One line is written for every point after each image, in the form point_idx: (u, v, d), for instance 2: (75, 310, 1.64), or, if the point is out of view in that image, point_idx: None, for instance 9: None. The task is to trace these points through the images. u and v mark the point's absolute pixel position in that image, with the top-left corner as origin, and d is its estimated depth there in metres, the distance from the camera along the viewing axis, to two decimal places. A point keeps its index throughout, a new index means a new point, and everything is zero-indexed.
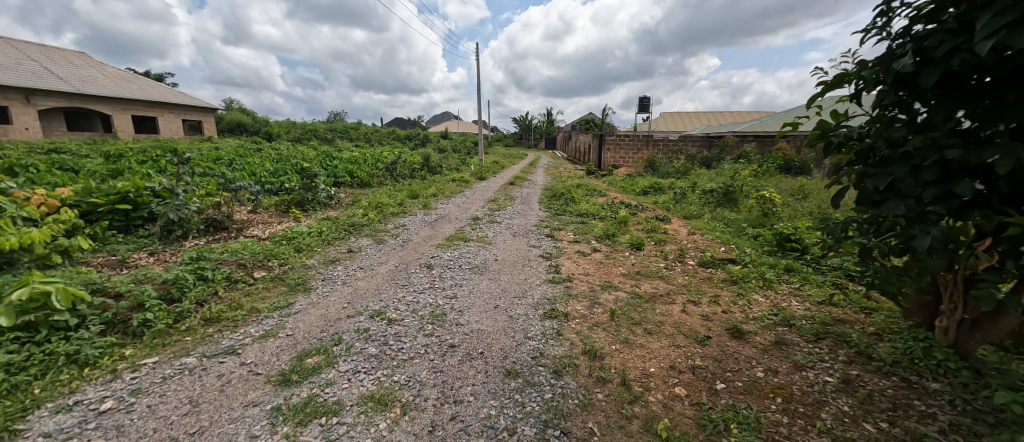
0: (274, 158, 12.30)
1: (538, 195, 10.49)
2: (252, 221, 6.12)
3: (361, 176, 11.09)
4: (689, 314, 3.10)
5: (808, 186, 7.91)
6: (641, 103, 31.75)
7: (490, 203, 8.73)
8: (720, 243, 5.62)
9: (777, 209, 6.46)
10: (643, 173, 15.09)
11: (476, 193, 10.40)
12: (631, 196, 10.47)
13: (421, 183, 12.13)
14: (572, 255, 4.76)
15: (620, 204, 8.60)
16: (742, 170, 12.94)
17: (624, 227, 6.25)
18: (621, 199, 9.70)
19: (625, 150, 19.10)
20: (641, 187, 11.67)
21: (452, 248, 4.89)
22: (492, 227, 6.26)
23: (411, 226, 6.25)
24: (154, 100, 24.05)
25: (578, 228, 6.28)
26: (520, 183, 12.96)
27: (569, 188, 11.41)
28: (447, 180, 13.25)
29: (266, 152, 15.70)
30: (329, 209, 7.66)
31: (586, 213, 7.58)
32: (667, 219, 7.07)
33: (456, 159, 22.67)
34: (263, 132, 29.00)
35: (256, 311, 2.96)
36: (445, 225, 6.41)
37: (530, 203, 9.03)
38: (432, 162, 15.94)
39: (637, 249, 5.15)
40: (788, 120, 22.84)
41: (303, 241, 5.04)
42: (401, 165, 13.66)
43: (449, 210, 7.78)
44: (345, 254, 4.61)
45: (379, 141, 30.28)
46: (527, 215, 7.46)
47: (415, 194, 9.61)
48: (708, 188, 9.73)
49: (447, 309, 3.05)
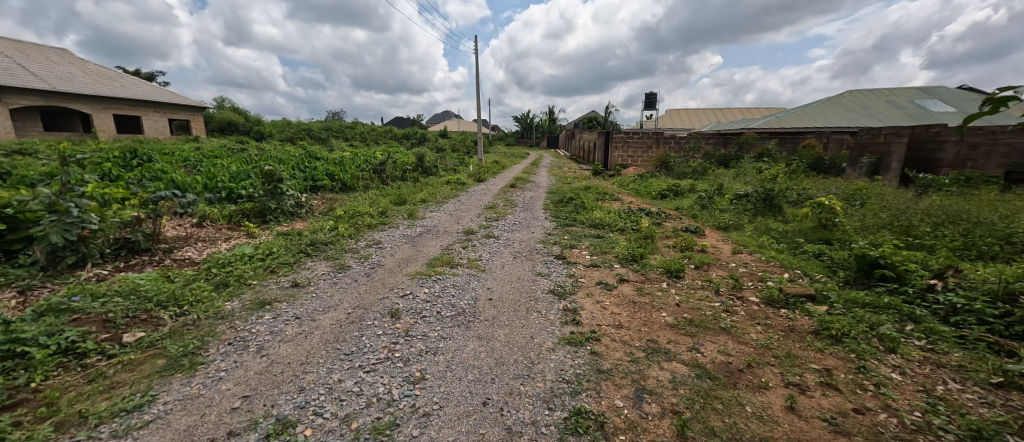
0: (249, 160, 11.11)
1: (542, 200, 9.27)
2: (184, 239, 4.91)
3: (343, 179, 9.89)
4: (803, 417, 1.88)
5: (864, 190, 6.68)
6: (647, 99, 30.44)
7: (487, 211, 7.51)
8: (778, 266, 4.39)
9: (840, 220, 5.23)
10: (655, 174, 13.85)
11: (473, 198, 9.16)
12: (647, 201, 9.24)
13: (411, 186, 10.93)
14: (593, 289, 3.54)
15: (638, 212, 7.38)
16: (766, 171, 11.70)
17: (651, 245, 5.03)
18: (637, 204, 8.49)
19: (634, 148, 17.86)
20: (656, 189, 10.46)
21: (433, 279, 3.67)
22: (487, 244, 5.04)
23: (387, 243, 5.04)
24: (137, 98, 22.92)
25: (593, 246, 5.06)
26: (521, 186, 11.73)
27: (576, 192, 10.21)
28: (441, 182, 12.04)
29: (247, 152, 14.51)
30: (296, 221, 6.47)
31: (600, 223, 6.38)
32: (699, 232, 5.84)
33: (455, 159, 21.48)
34: (254, 132, 27.85)
35: (80, 422, 1.76)
36: (430, 241, 5.19)
37: (533, 210, 7.80)
38: (427, 163, 14.76)
39: (675, 277, 3.92)
40: (806, 115, 21.57)
41: (237, 269, 3.85)
42: (391, 167, 12.45)
43: (438, 220, 6.57)
44: (285, 290, 3.39)
45: (375, 140, 29.15)
46: (530, 226, 6.26)
47: (401, 200, 8.42)
48: (737, 191, 8.50)
49: (403, 413, 1.84)
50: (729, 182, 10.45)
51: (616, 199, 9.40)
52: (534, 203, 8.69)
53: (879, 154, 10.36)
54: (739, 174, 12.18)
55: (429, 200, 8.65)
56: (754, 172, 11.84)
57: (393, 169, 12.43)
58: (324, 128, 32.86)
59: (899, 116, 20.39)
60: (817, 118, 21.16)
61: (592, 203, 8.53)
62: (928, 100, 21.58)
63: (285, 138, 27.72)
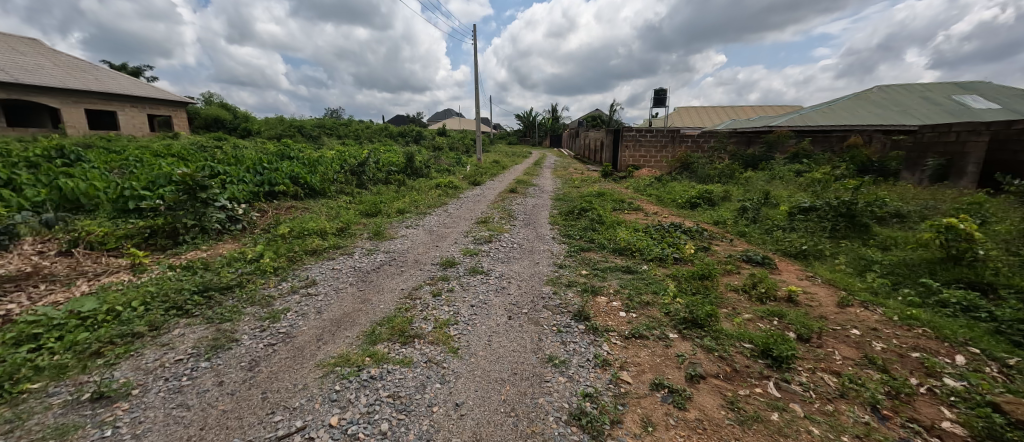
0: (204, 159, 9.53)
1: (547, 210, 7.64)
2: (19, 280, 3.30)
3: (309, 182, 8.28)
4: None
5: (975, 203, 5.05)
6: (656, 96, 28.75)
7: (477, 227, 5.87)
8: (930, 335, 2.74)
9: (984, 253, 3.60)
10: (675, 177, 12.19)
11: (462, 208, 7.51)
12: (676, 211, 7.59)
13: (392, 190, 9.33)
14: (652, 408, 1.92)
15: (673, 229, 5.73)
16: (807, 175, 10.07)
17: (712, 292, 3.39)
18: (665, 217, 6.89)
19: (648, 148, 16.20)
20: (682, 196, 8.81)
21: (358, 383, 2.04)
22: (470, 289, 3.41)
23: (323, 286, 3.42)
24: (112, 92, 21.40)
25: (627, 294, 3.42)
26: (522, 191, 10.06)
27: (588, 199, 8.58)
28: (430, 186, 10.43)
29: (214, 151, 12.92)
30: (222, 243, 4.86)
31: (628, 247, 4.76)
32: (769, 263, 4.19)
33: (451, 158, 19.89)
34: (241, 129, 26.37)
35: None
36: (387, 282, 3.55)
37: (536, 225, 6.14)
38: (417, 163, 13.16)
39: (786, 370, 2.28)
40: (833, 113, 19.87)
41: (30, 351, 2.25)
42: (373, 168, 10.86)
43: (411, 243, 4.93)
44: (63, 418, 1.77)
45: (370, 138, 27.58)
46: (534, 251, 4.65)
47: (373, 210, 6.82)
48: (789, 201, 6.87)
49: None
50: (769, 187, 8.81)
51: (636, 208, 7.77)
52: (537, 215, 7.03)
53: (948, 155, 8.71)
54: (775, 177, 10.53)
55: (409, 210, 7.06)
56: (793, 178, 10.20)
57: (375, 169, 10.84)
58: (316, 125, 31.35)
59: (934, 113, 18.69)
60: (844, 115, 19.46)
61: (610, 213, 6.89)
62: (965, 97, 19.90)
63: (273, 135, 26.22)
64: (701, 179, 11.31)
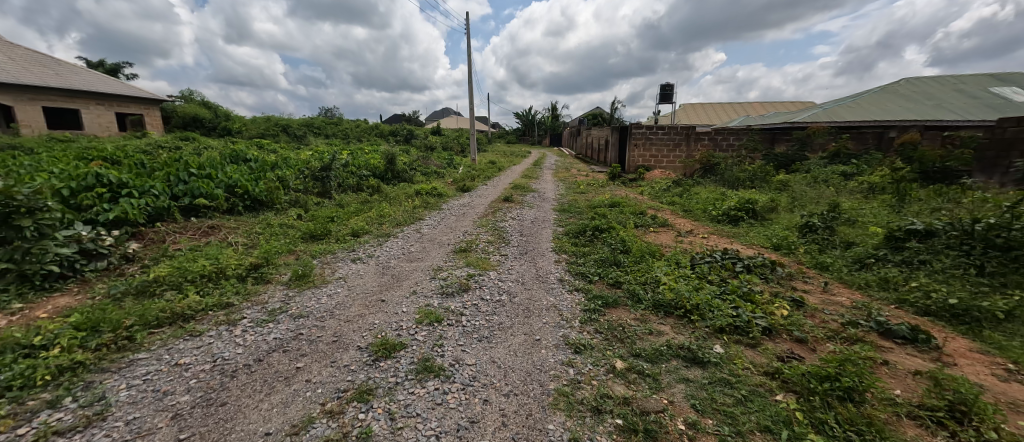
0: (134, 163, 7.88)
1: (549, 226, 5.96)
2: None
3: (250, 190, 6.61)
4: None
5: None
6: (662, 91, 27.03)
7: (453, 261, 4.16)
8: None
9: None
10: (696, 180, 10.54)
11: (439, 227, 5.79)
12: (713, 229, 5.95)
13: (359, 200, 7.67)
14: None
15: (729, 261, 4.05)
16: (858, 181, 8.46)
17: (887, 435, 1.71)
18: (704, 239, 5.23)
19: (660, 146, 14.51)
20: (713, 208, 7.18)
21: None
22: (403, 434, 1.71)
23: (109, 427, 1.72)
24: (73, 89, 19.64)
25: (715, 436, 1.74)
26: (519, 200, 8.35)
27: (599, 210, 6.92)
28: (409, 194, 8.78)
29: (164, 152, 11.20)
30: (55, 296, 3.18)
31: (677, 302, 3.08)
32: (928, 340, 2.51)
33: (442, 159, 18.25)
34: (221, 129, 24.74)
35: None
36: (245, 410, 1.84)
37: (536, 255, 4.44)
38: (398, 166, 11.48)
39: None
40: (858, 109, 18.23)
41: None
42: (343, 171, 9.19)
43: (344, 296, 3.20)
44: None
45: (358, 137, 25.88)
46: (531, 312, 2.96)
47: (319, 230, 5.15)
48: (868, 219, 5.22)
49: None
50: (821, 197, 7.19)
51: (662, 225, 6.11)
52: (536, 236, 5.33)
53: None
54: (819, 184, 8.92)
55: (371, 230, 5.40)
56: (842, 185, 8.58)
57: (344, 173, 9.17)
58: (302, 124, 29.66)
59: (971, 108, 17.08)
60: (871, 111, 17.82)
61: (632, 234, 5.24)
62: (1002, 91, 18.26)
63: (255, 135, 24.54)
64: (728, 184, 9.67)
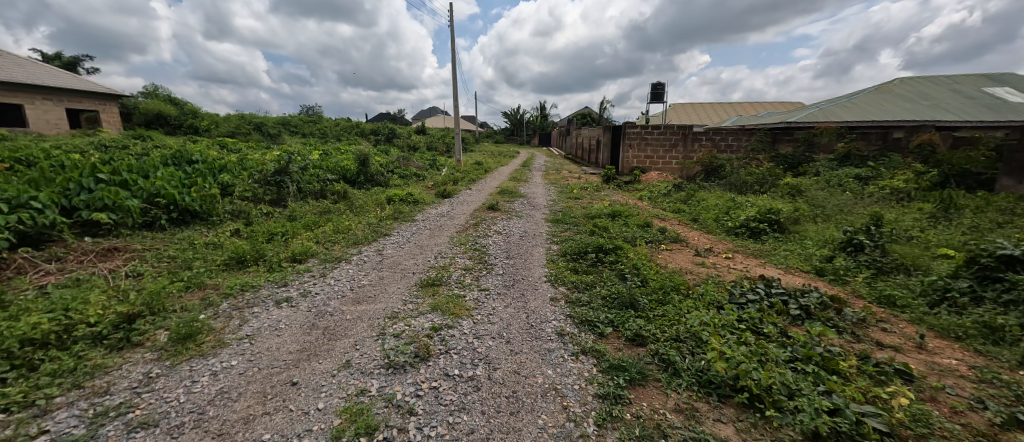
0: (47, 165, 6.61)
1: (541, 244, 4.96)
2: None
3: (178, 200, 5.44)
4: None
5: None
6: (653, 90, 26.36)
7: (415, 302, 3.07)
8: None
9: None
10: (699, 184, 9.70)
11: (407, 247, 4.69)
12: (734, 246, 5.05)
13: (320, 209, 6.59)
14: None
15: (780, 299, 3.08)
16: (878, 186, 7.73)
17: None
18: (729, 263, 4.31)
19: (655, 147, 13.70)
20: (726, 218, 6.33)
21: None
22: None
23: None
24: (16, 82, 17.84)
25: None
26: (506, 209, 7.33)
27: (598, 221, 5.98)
28: (380, 201, 7.70)
29: (102, 152, 9.83)
30: None
31: (734, 378, 2.08)
32: None
33: (424, 160, 17.13)
34: (188, 127, 23.10)
35: None
36: None
37: (526, 291, 3.41)
38: (372, 168, 10.36)
39: None
40: (855, 109, 17.75)
41: None
42: (306, 174, 8.07)
43: (236, 376, 2.11)
44: None
45: (337, 136, 24.50)
46: (519, 406, 1.92)
47: (251, 252, 4.07)
48: (920, 241, 4.39)
49: None
50: (846, 209, 6.39)
51: (673, 241, 5.20)
52: (525, 259, 4.30)
53: None
54: (833, 189, 8.18)
55: (319, 251, 4.32)
56: (860, 191, 7.83)
57: (307, 176, 8.06)
58: (278, 122, 28.09)
59: (968, 109, 16.73)
60: (868, 112, 17.36)
61: (644, 255, 4.27)
62: (996, 91, 18.04)
63: (224, 134, 22.97)
64: (734, 188, 8.86)
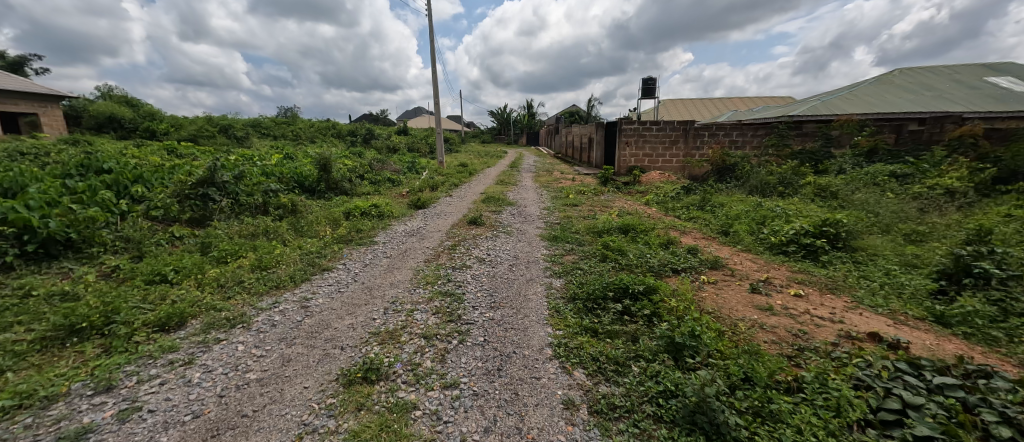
0: None
1: (539, 282, 3.61)
2: None
3: (36, 226, 3.93)
4: None
5: None
6: (645, 86, 25.27)
7: (319, 432, 1.69)
8: None
9: None
10: (710, 185, 8.53)
11: (348, 293, 3.26)
12: (793, 275, 3.79)
13: (251, 231, 5.14)
14: None
15: (959, 403, 1.79)
16: (924, 187, 6.63)
17: None
18: (805, 307, 3.05)
19: (654, 144, 12.54)
20: (763, 232, 5.10)
21: None
22: None
23: None
24: None
25: None
26: (492, 223, 5.95)
27: (608, 241, 4.69)
28: (336, 215, 6.27)
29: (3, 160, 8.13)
30: None
31: None
32: None
33: (403, 163, 15.67)
34: (144, 131, 21.07)
35: None
36: None
37: (522, 384, 2.06)
38: (335, 174, 8.90)
39: None
40: (858, 102, 16.88)
41: None
42: (245, 183, 6.58)
43: None
44: None
45: (311, 138, 22.77)
46: None
47: (94, 313, 2.61)
48: None
49: None
50: (905, 218, 5.23)
51: (712, 269, 3.92)
52: (516, 312, 2.93)
53: None
54: (869, 190, 7.07)
55: (209, 308, 2.89)
56: (902, 192, 6.73)
57: (247, 186, 6.59)
58: (247, 124, 26.17)
59: (974, 99, 15.98)
60: (872, 104, 16.50)
61: (689, 297, 2.97)
62: (999, 80, 17.37)
63: (185, 138, 21.01)
64: (753, 189, 7.70)
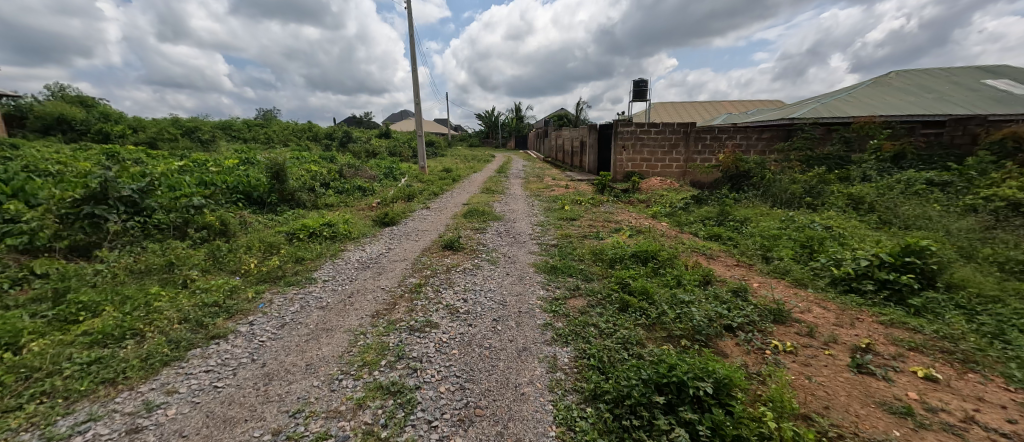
0: None
1: (538, 356, 2.40)
2: None
3: None
4: None
5: None
6: (636, 88, 24.43)
7: None
8: None
9: None
10: (723, 194, 7.51)
11: (228, 391, 2.00)
12: (895, 335, 2.68)
13: (147, 264, 3.85)
14: None
15: None
16: (976, 198, 5.72)
17: None
18: (964, 407, 1.92)
19: (653, 148, 11.52)
20: (816, 260, 4.02)
21: None
22: None
23: None
24: None
25: None
26: (472, 248, 4.74)
27: (623, 278, 3.55)
28: (275, 237, 4.99)
29: None
30: None
31: None
32: None
33: (380, 168, 14.35)
34: (96, 133, 19.12)
35: None
36: None
37: None
38: (290, 183, 7.58)
39: None
40: (858, 104, 16.23)
41: None
42: (161, 197, 5.24)
43: None
44: None
45: (283, 142, 21.21)
46: None
47: None
48: None
49: None
50: (982, 241, 4.24)
51: (780, 325, 2.78)
52: (501, 434, 1.73)
53: None
54: (909, 200, 6.13)
55: None
56: (950, 204, 5.80)
57: (166, 200, 5.27)
58: (216, 126, 24.40)
59: (976, 102, 15.46)
60: (873, 106, 15.86)
61: (788, 401, 1.80)
62: (996, 83, 16.96)
63: (143, 141, 19.16)
64: (776, 199, 6.69)
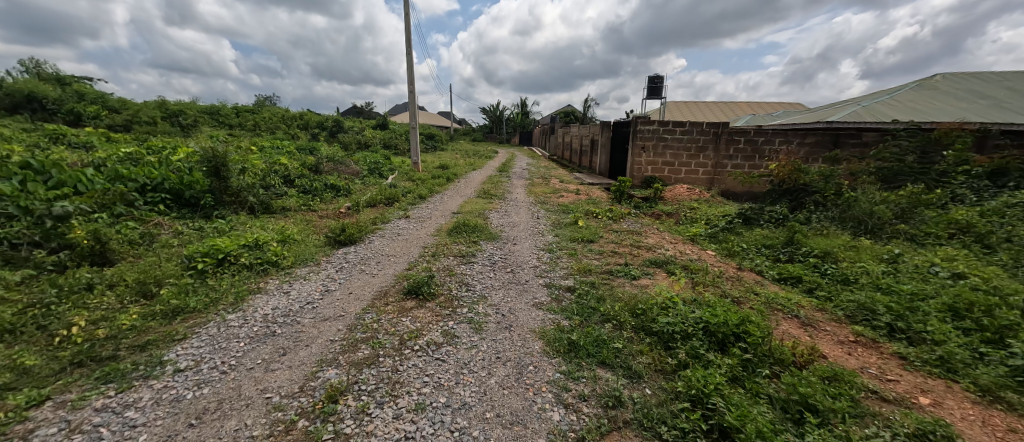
0: None
1: None
2: None
3: None
4: None
5: None
6: (651, 84, 22.72)
7: None
8: None
9: None
10: (778, 215, 5.93)
11: None
12: None
13: None
14: None
15: None
16: None
17: None
18: None
19: (677, 151, 9.93)
20: (1004, 353, 2.44)
21: None
22: None
23: None
24: None
25: None
26: (449, 296, 3.17)
27: (702, 390, 1.98)
28: (168, 264, 3.46)
29: None
30: None
31: None
32: None
33: (368, 162, 12.80)
34: (67, 112, 17.29)
35: None
36: None
37: None
38: (234, 180, 6.04)
39: None
40: (905, 109, 14.46)
41: None
42: (17, 200, 3.73)
43: None
44: None
45: (271, 129, 19.65)
46: None
47: None
48: None
49: None
50: None
51: None
52: None
53: None
54: None
55: None
56: None
57: (27, 203, 3.77)
58: (203, 110, 22.86)
59: None
60: (923, 112, 14.10)
61: None
62: None
63: (119, 124, 17.48)
64: (854, 225, 5.11)
